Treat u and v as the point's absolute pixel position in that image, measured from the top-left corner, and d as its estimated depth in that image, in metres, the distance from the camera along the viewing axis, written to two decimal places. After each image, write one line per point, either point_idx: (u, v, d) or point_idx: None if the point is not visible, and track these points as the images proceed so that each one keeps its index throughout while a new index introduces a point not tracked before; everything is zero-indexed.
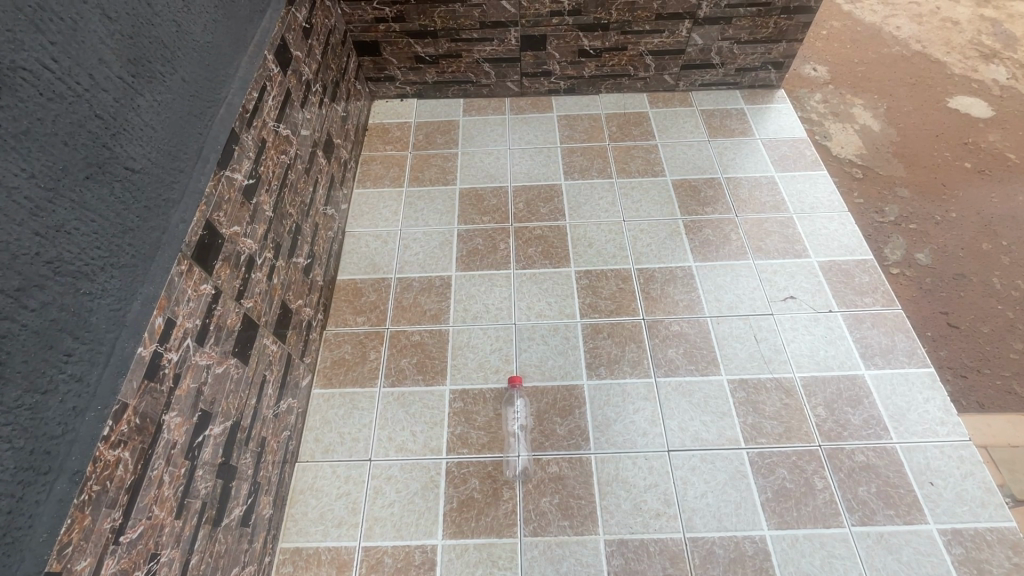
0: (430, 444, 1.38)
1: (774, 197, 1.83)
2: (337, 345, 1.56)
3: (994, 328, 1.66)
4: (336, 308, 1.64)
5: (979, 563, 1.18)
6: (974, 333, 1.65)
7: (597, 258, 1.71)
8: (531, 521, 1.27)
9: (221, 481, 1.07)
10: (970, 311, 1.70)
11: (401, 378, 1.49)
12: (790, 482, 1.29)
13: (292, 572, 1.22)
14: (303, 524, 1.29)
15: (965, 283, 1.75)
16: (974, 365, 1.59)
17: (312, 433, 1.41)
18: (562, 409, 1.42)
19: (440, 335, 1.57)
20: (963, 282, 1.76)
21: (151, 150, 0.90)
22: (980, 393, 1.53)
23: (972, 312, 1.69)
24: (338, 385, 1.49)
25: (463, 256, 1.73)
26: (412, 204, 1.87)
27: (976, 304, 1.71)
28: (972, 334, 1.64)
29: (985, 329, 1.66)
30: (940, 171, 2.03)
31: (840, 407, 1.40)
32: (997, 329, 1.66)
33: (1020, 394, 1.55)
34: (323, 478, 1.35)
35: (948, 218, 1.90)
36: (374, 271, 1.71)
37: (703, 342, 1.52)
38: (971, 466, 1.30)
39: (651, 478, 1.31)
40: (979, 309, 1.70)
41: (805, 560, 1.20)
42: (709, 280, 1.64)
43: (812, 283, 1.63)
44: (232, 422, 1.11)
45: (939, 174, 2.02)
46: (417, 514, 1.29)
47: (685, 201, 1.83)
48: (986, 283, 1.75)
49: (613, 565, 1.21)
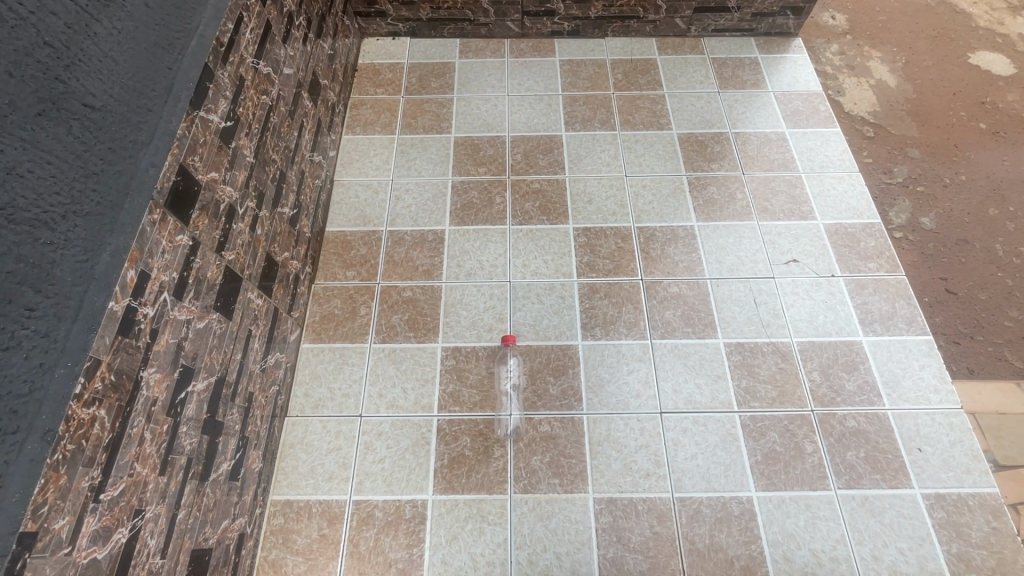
0: (421, 401, 1.37)
1: (783, 154, 1.76)
2: (326, 300, 1.52)
3: (991, 295, 1.64)
4: (325, 261, 1.58)
5: (958, 527, 1.20)
6: (971, 300, 1.63)
7: (597, 215, 1.64)
8: (521, 478, 1.27)
9: (207, 437, 1.04)
10: (969, 277, 1.67)
11: (391, 334, 1.46)
12: (779, 446, 1.30)
13: (283, 524, 1.23)
14: (294, 477, 1.29)
15: (967, 249, 1.72)
16: (968, 332, 1.58)
17: (302, 388, 1.39)
18: (555, 369, 1.40)
19: (433, 292, 1.52)
20: (966, 248, 1.72)
21: (113, 84, 0.81)
22: (971, 359, 1.53)
23: (971, 278, 1.67)
24: (327, 340, 1.46)
25: (457, 210, 1.66)
26: (404, 153, 1.78)
27: (976, 271, 1.68)
28: (969, 301, 1.63)
29: (982, 296, 1.64)
30: (955, 132, 1.95)
31: (836, 372, 1.39)
32: (994, 297, 1.64)
33: (1010, 361, 1.54)
34: (314, 433, 1.34)
35: (956, 181, 1.84)
36: (364, 223, 1.65)
37: (702, 304, 1.49)
38: (960, 433, 1.30)
39: (642, 439, 1.31)
40: (978, 275, 1.67)
41: (789, 521, 1.21)
42: (711, 241, 1.59)
43: (817, 246, 1.58)
44: (216, 378, 1.07)
45: (951, 135, 1.94)
46: (408, 470, 1.29)
47: (691, 157, 1.75)
48: (989, 251, 1.72)
49: (602, 522, 1.22)
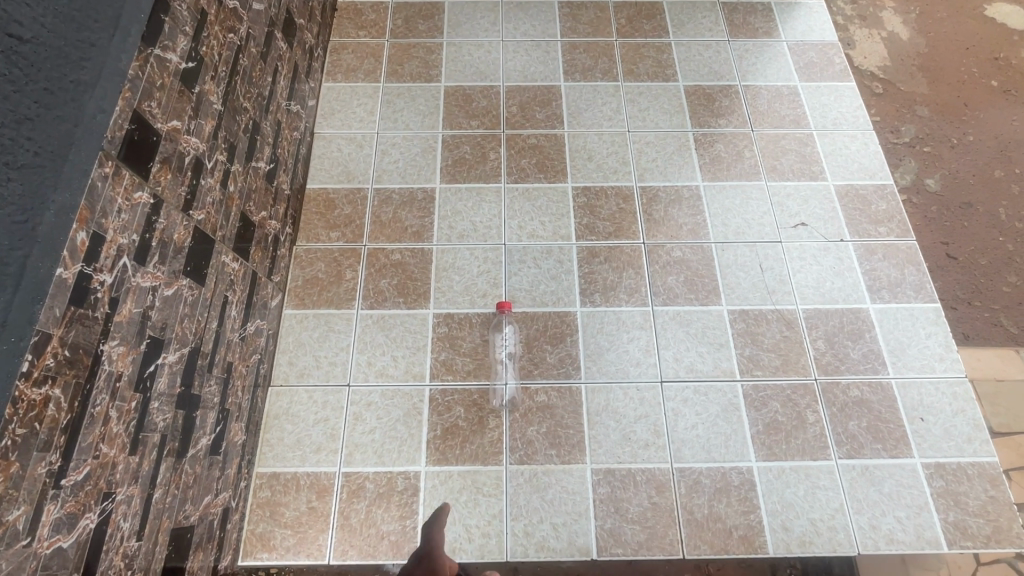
0: (412, 370, 1.30)
1: (795, 110, 1.65)
2: (309, 263, 1.42)
3: (992, 259, 1.61)
4: (307, 221, 1.48)
5: (956, 495, 1.19)
6: (971, 265, 1.60)
7: (597, 173, 1.54)
8: (517, 449, 1.23)
9: (182, 412, 0.96)
10: (971, 241, 1.63)
11: (380, 300, 1.38)
12: (781, 416, 1.27)
13: (270, 497, 1.19)
14: (279, 449, 1.23)
15: (971, 212, 1.67)
16: (966, 297, 1.57)
17: (285, 356, 1.32)
18: (553, 337, 1.34)
19: (423, 255, 1.44)
20: (969, 212, 1.67)
21: (43, 11, 0.69)
22: (966, 325, 1.55)
23: (972, 243, 1.63)
24: (312, 306, 1.38)
25: (447, 166, 1.55)
26: (389, 103, 1.64)
27: (977, 235, 1.64)
28: (968, 266, 1.60)
29: (982, 261, 1.61)
30: (964, 90, 1.85)
31: (841, 340, 1.34)
32: (994, 261, 1.60)
33: (1006, 326, 1.54)
34: (299, 403, 1.27)
35: (963, 142, 1.77)
36: (348, 180, 1.53)
37: (706, 270, 1.42)
38: (963, 403, 1.28)
39: (641, 410, 1.27)
40: (979, 239, 1.63)
41: (789, 491, 1.20)
42: (717, 202, 1.51)
43: (827, 208, 1.51)
44: (190, 349, 0.99)
45: (961, 92, 1.85)
46: (399, 441, 1.24)
47: (697, 111, 1.64)
48: (993, 215, 1.66)
49: (599, 493, 1.19)
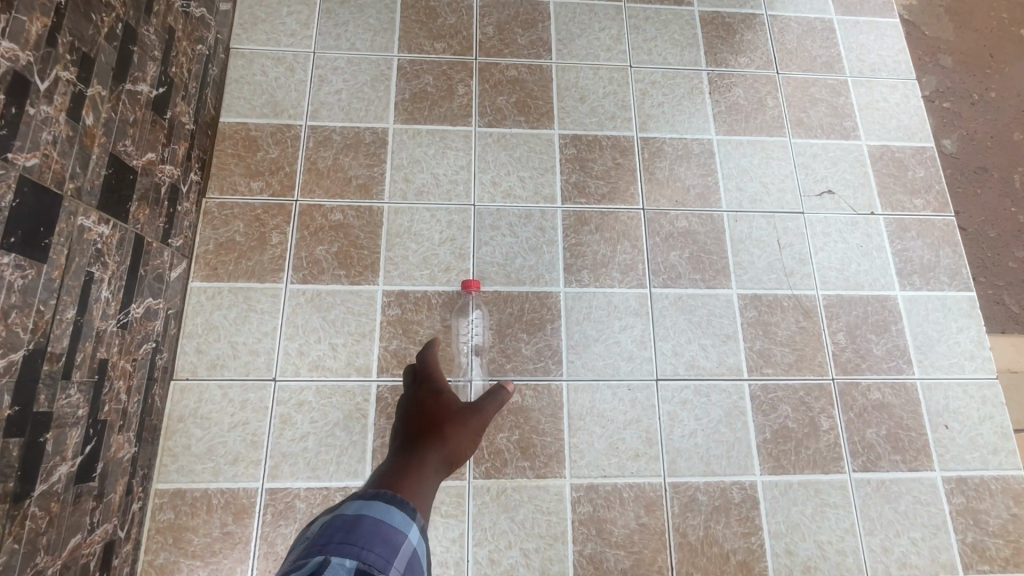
0: (354, 363, 1.05)
1: (828, 50, 1.37)
2: (223, 222, 1.12)
3: (1001, 232, 1.42)
4: (220, 166, 1.15)
5: (976, 514, 1.06)
6: (979, 237, 1.41)
7: (590, 119, 1.25)
8: (483, 461, 1.02)
9: (16, 442, 0.69)
10: (980, 211, 1.44)
11: (315, 273, 1.10)
12: (792, 422, 1.09)
13: (173, 520, 0.95)
14: (185, 460, 0.98)
15: (984, 178, 1.46)
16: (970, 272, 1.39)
17: (192, 342, 1.04)
18: (530, 324, 1.10)
19: (371, 215, 1.14)
20: (982, 178, 1.46)
21: None
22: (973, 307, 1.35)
23: (982, 212, 1.43)
24: (226, 278, 1.08)
25: (403, 100, 1.22)
26: (329, 13, 1.27)
27: (988, 205, 1.44)
28: (976, 239, 1.41)
29: (991, 233, 1.42)
30: (993, 39, 1.60)
31: (864, 334, 1.15)
32: (1003, 234, 1.42)
33: (1007, 305, 1.37)
34: (210, 403, 1.02)
35: (986, 99, 1.54)
36: (274, 114, 1.20)
37: (715, 245, 1.18)
38: (991, 408, 1.12)
39: (632, 413, 1.07)
40: (988, 208, 1.44)
41: (795, 510, 1.04)
42: (732, 161, 1.25)
43: (858, 173, 1.27)
44: (25, 354, 0.70)
45: (987, 42, 1.60)
46: (338, 450, 1.01)
47: (713, 45, 1.34)
48: (1005, 181, 1.46)
49: (579, 513, 1.01)
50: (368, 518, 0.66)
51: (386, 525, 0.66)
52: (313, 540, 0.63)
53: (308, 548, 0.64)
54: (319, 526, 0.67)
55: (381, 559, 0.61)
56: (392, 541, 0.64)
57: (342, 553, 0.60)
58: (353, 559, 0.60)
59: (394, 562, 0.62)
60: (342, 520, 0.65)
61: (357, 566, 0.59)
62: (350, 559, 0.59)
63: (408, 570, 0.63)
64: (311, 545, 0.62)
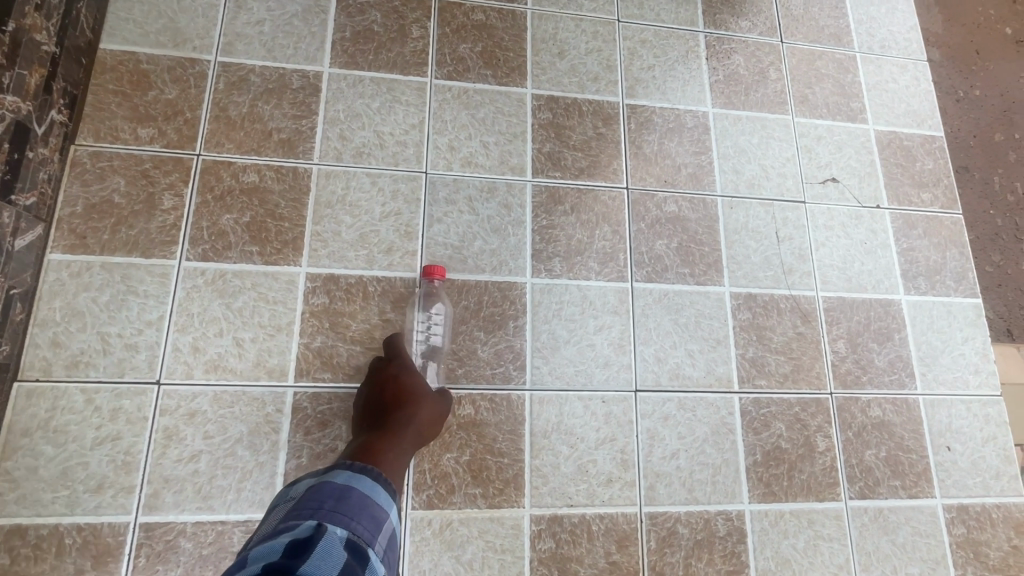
0: (266, 364, 0.84)
1: (837, 20, 1.22)
2: (97, 178, 0.86)
3: (978, 235, 1.30)
4: (97, 106, 0.89)
5: (977, 546, 0.95)
6: None
7: (569, 79, 1.05)
8: (424, 488, 0.83)
9: None
10: None
11: (219, 248, 0.87)
12: (786, 443, 0.95)
13: (7, 567, 0.72)
14: (29, 488, 0.75)
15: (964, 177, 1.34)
16: None
17: (47, 333, 0.80)
18: (489, 321, 0.91)
19: (296, 179, 0.92)
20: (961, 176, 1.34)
21: None
22: None
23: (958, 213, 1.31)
24: (98, 250, 0.84)
25: (343, 39, 0.99)
26: None
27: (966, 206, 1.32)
28: None
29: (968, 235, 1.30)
30: (984, 31, 1.49)
31: (865, 342, 1.02)
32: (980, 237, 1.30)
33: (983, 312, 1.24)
34: (69, 413, 0.78)
35: (970, 96, 1.42)
36: (173, 44, 0.94)
37: (706, 235, 1.02)
38: (994, 429, 1.02)
39: (606, 431, 0.90)
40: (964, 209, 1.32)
41: (785, 544, 0.90)
42: (730, 140, 1.08)
43: (864, 161, 1.13)
44: None
45: (974, 36, 1.48)
46: (240, 474, 0.80)
47: (712, 5, 1.16)
48: (984, 182, 1.34)
49: (539, 551, 0.84)
50: (357, 491, 0.62)
51: (375, 501, 0.62)
52: (300, 503, 0.59)
53: (289, 511, 0.59)
54: (304, 489, 0.63)
55: (369, 534, 0.57)
56: (379, 519, 0.61)
57: (333, 521, 0.56)
58: (344, 530, 0.56)
59: (380, 540, 0.58)
60: (329, 489, 0.61)
61: (348, 536, 0.55)
62: (341, 528, 0.55)
63: (388, 551, 0.60)
64: (299, 508, 0.58)
